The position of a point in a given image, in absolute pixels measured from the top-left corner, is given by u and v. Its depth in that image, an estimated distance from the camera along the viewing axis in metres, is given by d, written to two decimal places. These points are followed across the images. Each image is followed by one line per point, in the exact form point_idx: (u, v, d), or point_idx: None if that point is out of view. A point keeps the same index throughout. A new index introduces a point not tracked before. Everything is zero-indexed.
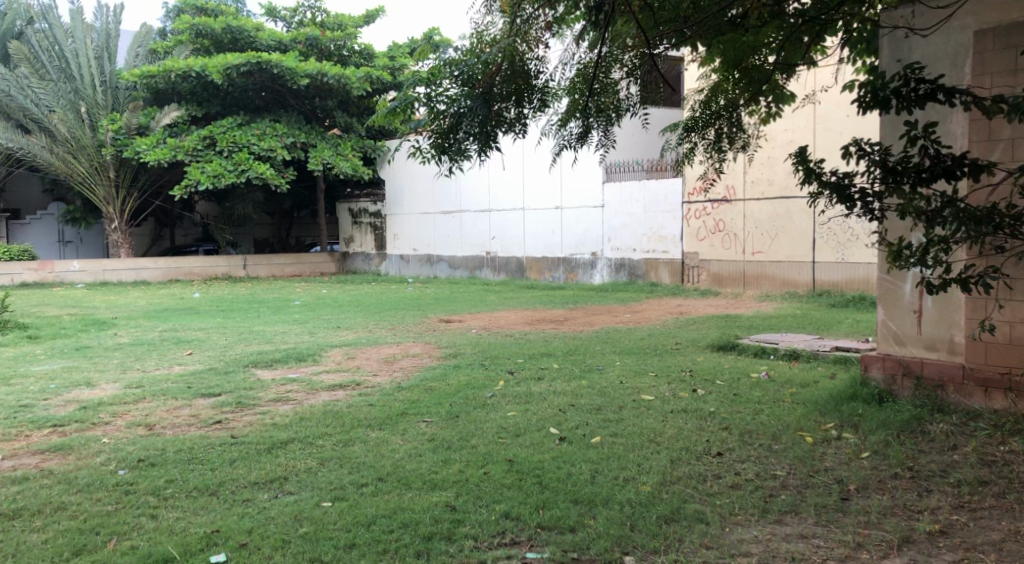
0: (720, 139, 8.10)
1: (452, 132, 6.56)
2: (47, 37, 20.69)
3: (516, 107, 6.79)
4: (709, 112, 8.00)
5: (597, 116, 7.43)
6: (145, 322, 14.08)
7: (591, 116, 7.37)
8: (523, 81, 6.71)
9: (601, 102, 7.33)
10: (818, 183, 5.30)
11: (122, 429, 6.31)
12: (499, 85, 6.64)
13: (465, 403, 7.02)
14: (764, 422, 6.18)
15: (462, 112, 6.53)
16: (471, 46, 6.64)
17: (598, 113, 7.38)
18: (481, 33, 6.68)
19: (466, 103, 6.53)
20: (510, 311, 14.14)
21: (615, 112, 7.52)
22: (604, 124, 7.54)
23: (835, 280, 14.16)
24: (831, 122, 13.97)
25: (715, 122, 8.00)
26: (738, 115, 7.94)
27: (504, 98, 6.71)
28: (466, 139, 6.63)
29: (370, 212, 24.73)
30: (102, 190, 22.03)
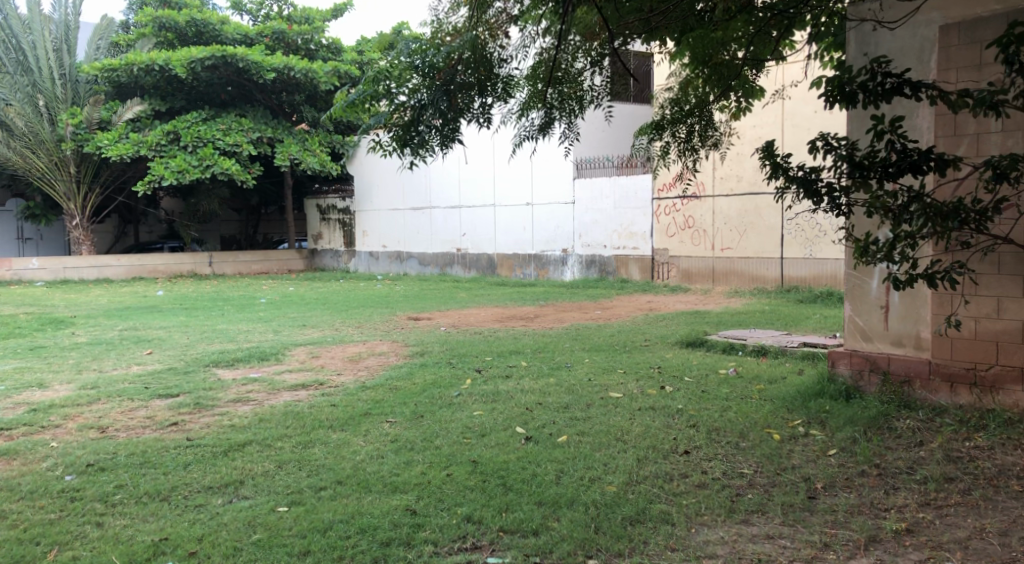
0: (691, 137, 8.00)
1: (416, 123, 6.62)
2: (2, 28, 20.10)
3: (477, 98, 6.74)
4: (680, 112, 7.87)
5: (560, 107, 7.34)
6: (104, 320, 13.81)
7: (553, 108, 7.29)
8: (485, 73, 6.61)
9: (563, 93, 7.24)
10: (784, 178, 5.26)
11: (73, 432, 6.17)
12: (459, 73, 6.52)
13: (430, 402, 6.90)
14: (731, 419, 6.12)
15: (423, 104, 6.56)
16: (429, 37, 6.52)
17: (560, 105, 7.31)
18: (438, 26, 6.55)
19: (425, 96, 6.52)
20: (479, 308, 14.03)
21: (578, 103, 7.44)
22: (567, 117, 7.45)
23: (803, 276, 14.19)
24: (799, 118, 14.01)
25: (686, 120, 7.88)
26: (708, 113, 7.86)
27: (464, 89, 6.62)
28: (427, 132, 6.69)
29: (338, 209, 24.47)
30: (62, 186, 21.60)
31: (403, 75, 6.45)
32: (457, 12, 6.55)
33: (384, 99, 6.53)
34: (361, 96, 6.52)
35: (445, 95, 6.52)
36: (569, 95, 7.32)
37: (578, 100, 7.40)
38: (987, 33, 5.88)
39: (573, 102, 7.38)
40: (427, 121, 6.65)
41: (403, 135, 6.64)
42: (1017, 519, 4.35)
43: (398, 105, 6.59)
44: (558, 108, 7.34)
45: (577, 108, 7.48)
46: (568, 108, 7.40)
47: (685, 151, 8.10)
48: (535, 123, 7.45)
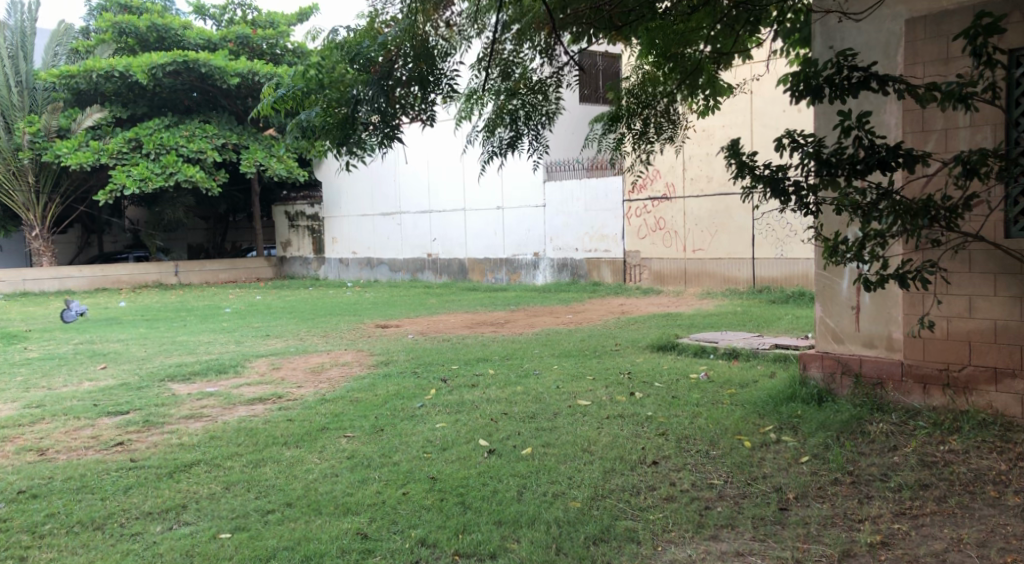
0: (646, 128, 7.72)
1: (352, 122, 6.13)
2: None
3: (420, 96, 6.44)
4: (636, 102, 7.59)
5: (526, 121, 7.10)
6: (61, 334, 13.48)
7: (518, 123, 7.08)
8: (426, 66, 6.31)
9: (524, 101, 7.00)
10: (751, 176, 5.08)
11: (11, 455, 6.04)
12: (399, 68, 6.27)
13: (392, 414, 6.65)
14: (701, 426, 5.91)
15: (357, 98, 6.11)
16: (367, 24, 6.31)
17: (525, 117, 7.07)
18: (375, 17, 6.35)
19: (363, 91, 6.10)
20: (449, 314, 13.81)
21: (546, 116, 7.16)
22: (534, 130, 7.17)
23: (774, 276, 14.06)
24: (767, 117, 13.88)
25: (641, 110, 7.61)
26: (666, 105, 7.62)
27: (406, 84, 6.34)
28: (365, 130, 6.27)
29: (307, 215, 24.08)
30: (21, 197, 21.16)
31: (340, 76, 6.12)
32: (397, 3, 6.36)
33: (317, 91, 6.15)
34: (291, 93, 6.17)
35: (382, 89, 6.15)
36: (531, 104, 7.03)
37: (540, 106, 7.08)
38: (953, 26, 5.72)
39: (536, 111, 7.08)
40: (363, 114, 6.15)
41: (336, 126, 6.12)
42: (995, 528, 4.18)
43: (331, 94, 6.12)
44: (522, 119, 7.08)
45: (545, 121, 7.21)
46: (533, 118, 7.12)
47: (639, 143, 7.82)
48: (502, 139, 7.19)
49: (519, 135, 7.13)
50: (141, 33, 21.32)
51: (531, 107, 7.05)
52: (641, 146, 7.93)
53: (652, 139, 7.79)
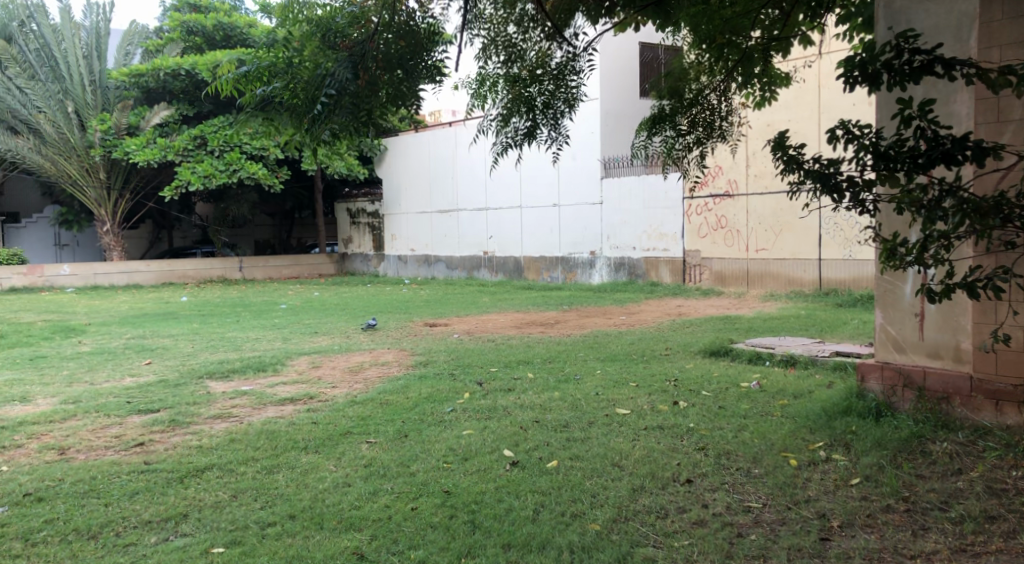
0: (694, 127, 7.24)
1: (316, 98, 5.66)
2: (38, 38, 20.19)
3: (403, 82, 6.08)
4: (682, 101, 7.16)
5: (545, 112, 6.52)
6: (117, 328, 13.61)
7: (536, 113, 6.48)
8: (406, 44, 5.96)
9: (542, 89, 6.41)
10: (798, 172, 4.64)
11: (32, 454, 5.94)
12: (377, 44, 5.83)
13: (419, 419, 6.35)
14: (745, 441, 5.46)
15: (325, 75, 5.65)
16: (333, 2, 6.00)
17: (543, 107, 6.46)
18: None
19: (329, 67, 5.65)
20: (500, 313, 13.49)
21: (564, 104, 6.55)
22: (552, 119, 6.57)
23: (841, 278, 13.40)
24: (836, 111, 13.22)
25: (686, 108, 7.17)
26: (714, 101, 7.17)
27: (379, 63, 5.84)
28: (327, 108, 5.64)
29: (368, 212, 24.01)
30: (92, 193, 21.55)
31: (314, 58, 5.82)
32: None
33: (282, 71, 5.85)
34: (254, 71, 5.83)
35: (352, 65, 5.68)
36: (545, 90, 6.43)
37: (558, 93, 6.46)
38: None
39: (555, 98, 6.47)
40: (324, 89, 5.57)
41: (300, 105, 5.75)
42: None
43: (295, 73, 5.79)
44: (540, 108, 6.48)
45: (565, 109, 6.60)
46: (552, 106, 6.51)
47: (689, 145, 7.33)
48: (518, 130, 6.63)
49: (536, 125, 6.54)
50: (207, 32, 21.83)
51: (551, 94, 6.45)
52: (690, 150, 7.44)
53: (703, 140, 7.29)
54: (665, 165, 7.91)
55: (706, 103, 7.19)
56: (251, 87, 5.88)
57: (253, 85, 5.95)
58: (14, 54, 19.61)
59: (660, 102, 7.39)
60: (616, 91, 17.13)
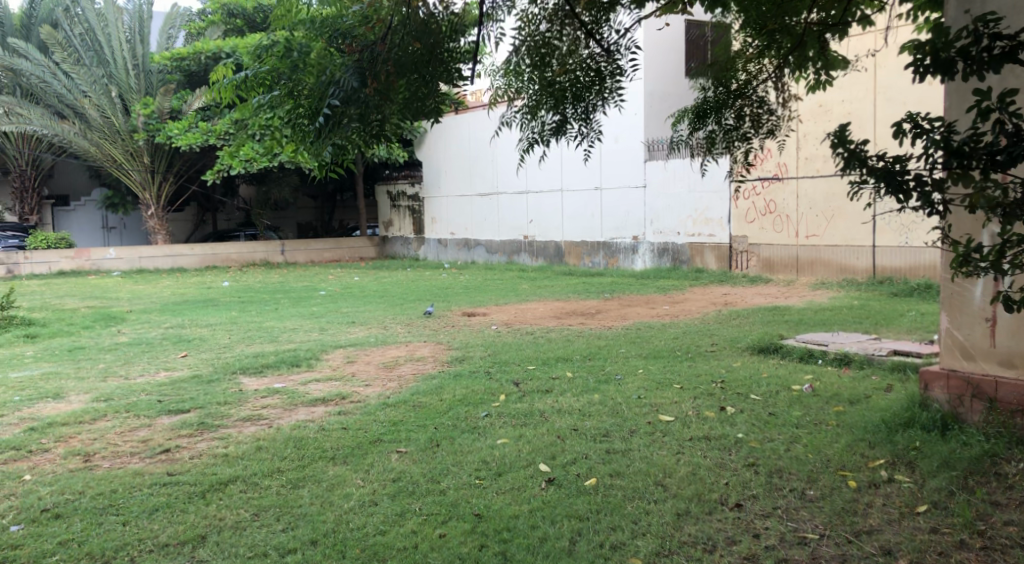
0: (740, 122, 6.90)
1: (319, 108, 5.19)
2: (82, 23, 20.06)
3: (421, 85, 5.54)
4: (728, 91, 6.78)
5: (573, 103, 6.09)
6: (157, 316, 13.52)
7: (566, 107, 6.06)
8: (420, 46, 5.48)
9: (574, 80, 6.03)
10: (862, 170, 4.25)
11: (57, 460, 5.77)
12: (387, 47, 5.38)
13: (453, 425, 6.07)
14: (799, 457, 5.11)
15: (329, 83, 5.14)
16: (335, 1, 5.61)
17: (573, 99, 6.05)
18: None
19: (336, 76, 5.12)
20: (540, 302, 13.13)
21: (597, 97, 6.14)
22: (583, 114, 6.14)
23: (897, 266, 12.85)
24: (894, 91, 12.64)
25: (732, 101, 6.81)
26: (760, 92, 6.81)
27: (389, 67, 5.33)
28: (334, 127, 5.14)
29: (408, 195, 23.77)
30: (137, 176, 21.62)
31: (320, 63, 5.29)
32: None
33: (287, 76, 5.35)
34: (253, 75, 5.42)
35: (358, 71, 5.16)
36: (578, 82, 6.05)
37: (591, 86, 6.07)
38: None
39: (587, 91, 6.07)
40: (327, 99, 5.07)
41: (299, 113, 5.28)
42: None
43: (300, 80, 5.31)
44: (570, 100, 6.06)
45: (599, 103, 6.20)
46: (584, 99, 6.09)
47: (734, 140, 6.98)
48: (546, 125, 6.21)
49: (566, 119, 6.13)
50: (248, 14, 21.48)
51: (582, 86, 6.05)
52: (734, 143, 7.07)
53: (749, 135, 6.95)
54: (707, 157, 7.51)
55: (753, 95, 6.83)
56: (253, 92, 5.57)
57: (254, 90, 5.59)
58: (60, 39, 19.31)
59: (704, 92, 7.02)
60: (660, 71, 16.59)
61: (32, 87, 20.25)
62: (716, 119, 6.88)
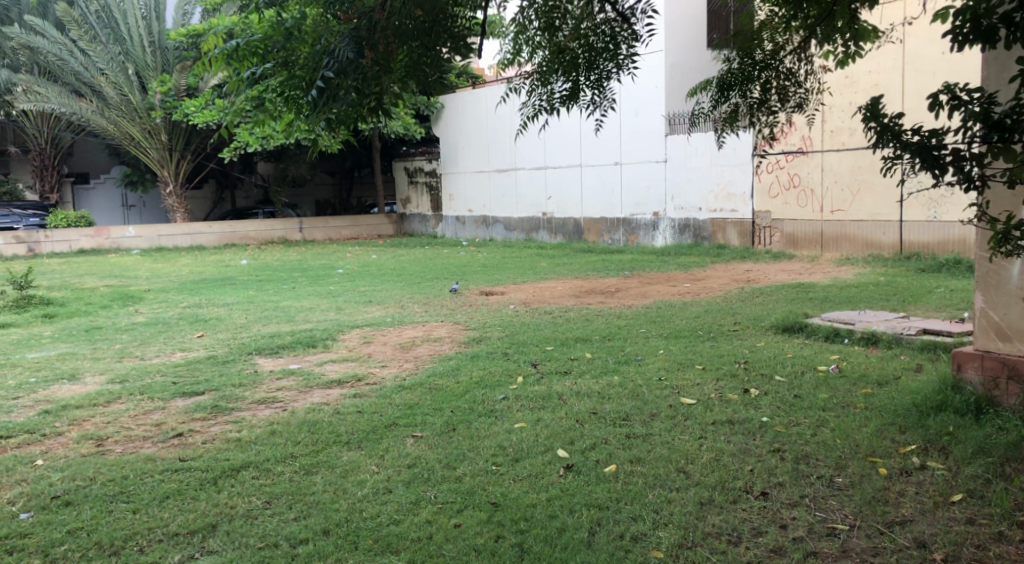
0: (767, 94, 6.66)
1: (314, 79, 5.03)
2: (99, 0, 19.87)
3: (422, 54, 5.15)
4: (752, 62, 6.55)
5: (586, 70, 5.92)
6: (175, 296, 13.42)
7: (579, 73, 5.89)
8: (424, 12, 5.05)
9: (588, 46, 5.84)
10: (896, 144, 4.09)
11: (70, 444, 5.67)
12: (386, 14, 5.07)
13: (470, 409, 5.94)
14: (826, 442, 4.94)
15: (324, 52, 5.02)
16: None
17: (587, 66, 5.89)
18: None
19: (334, 44, 4.98)
20: (559, 279, 12.94)
21: (610, 64, 5.95)
22: (595, 82, 5.98)
23: (925, 241, 12.57)
24: (924, 62, 12.33)
25: (758, 73, 6.56)
26: (788, 63, 6.55)
27: (386, 36, 5.05)
28: (325, 96, 4.90)
29: (425, 171, 23.59)
30: (155, 154, 21.60)
31: (316, 30, 5.24)
32: None
33: (282, 44, 5.26)
34: (246, 44, 5.37)
35: (353, 40, 5.00)
36: (592, 48, 5.86)
37: (599, 52, 5.88)
38: None
39: (600, 57, 5.89)
40: (321, 71, 4.88)
41: (293, 83, 5.21)
42: None
43: (294, 49, 5.26)
44: (583, 68, 5.89)
45: (612, 70, 6.01)
46: (597, 65, 5.93)
47: (758, 113, 6.77)
48: (556, 92, 6.09)
49: (578, 86, 5.98)
50: None
51: (596, 52, 5.87)
52: (759, 114, 6.87)
53: (774, 108, 6.74)
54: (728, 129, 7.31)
55: (781, 65, 6.56)
56: (244, 62, 5.47)
57: (247, 61, 5.50)
58: (76, 17, 19.19)
59: (728, 63, 6.79)
60: (681, 43, 16.24)
61: (50, 66, 20.17)
62: (741, 92, 6.68)
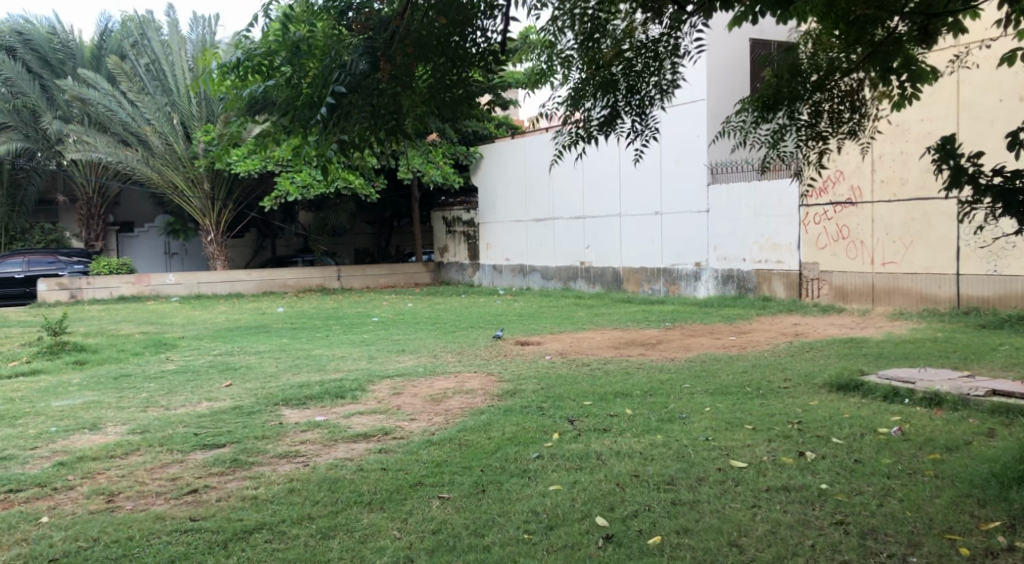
0: (817, 118, 6.43)
1: (323, 96, 5.00)
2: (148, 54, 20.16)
3: (448, 71, 5.37)
4: (807, 84, 6.25)
5: (624, 96, 6.22)
6: (208, 343, 13.22)
7: (617, 96, 6.19)
8: (446, 22, 5.21)
9: (628, 67, 6.17)
10: (975, 188, 3.91)
11: (79, 499, 5.35)
12: (407, 25, 5.21)
13: (501, 468, 5.53)
14: (895, 515, 4.51)
15: (336, 67, 4.98)
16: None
17: (627, 89, 6.18)
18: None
19: (357, 67, 4.92)
20: (598, 330, 12.51)
21: (657, 91, 6.30)
22: (637, 106, 6.25)
23: (985, 295, 11.97)
24: (979, 109, 11.91)
25: (808, 94, 6.29)
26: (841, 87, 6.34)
27: (407, 47, 5.17)
28: (333, 112, 4.96)
29: (463, 220, 23.42)
30: (197, 202, 21.69)
31: (325, 46, 5.27)
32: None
33: (286, 60, 5.28)
34: (246, 61, 5.28)
35: (367, 52, 5.04)
36: (633, 70, 6.17)
37: (641, 76, 6.17)
38: None
39: (642, 80, 6.19)
40: (334, 82, 4.86)
41: (299, 103, 5.06)
42: None
43: (303, 63, 5.28)
44: (623, 91, 6.19)
45: (654, 95, 6.31)
46: (638, 89, 6.22)
47: (807, 137, 6.52)
48: (592, 119, 6.31)
49: (616, 110, 6.23)
50: None
51: (636, 75, 6.17)
52: (811, 144, 6.64)
53: (824, 133, 6.50)
54: (766, 163, 7.10)
55: (834, 90, 6.34)
56: (245, 79, 5.37)
57: (248, 80, 5.42)
58: (126, 69, 19.42)
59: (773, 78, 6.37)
60: (723, 91, 15.96)
61: (98, 116, 20.38)
62: (789, 112, 6.38)
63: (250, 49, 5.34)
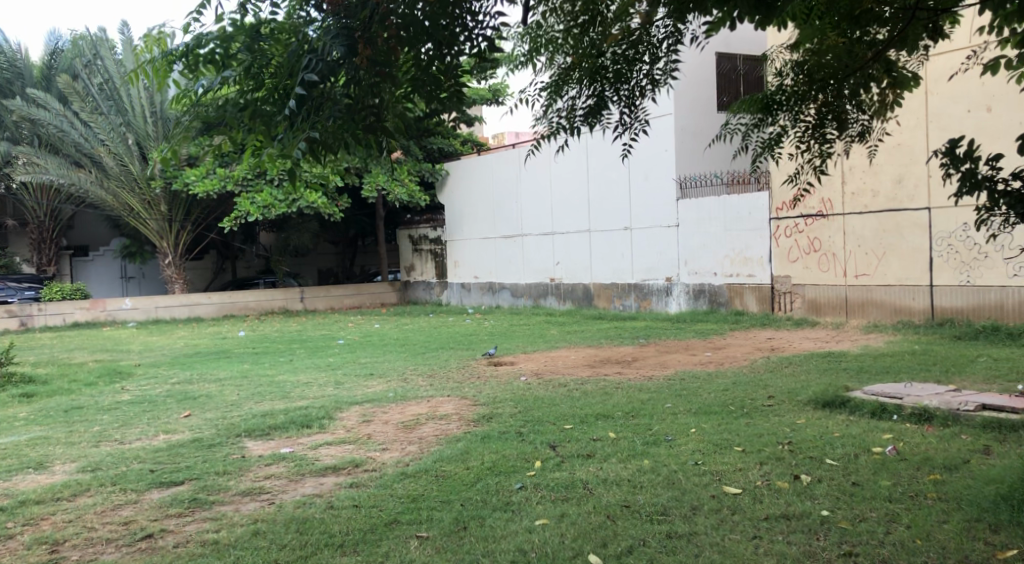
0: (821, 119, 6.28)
1: (292, 86, 4.74)
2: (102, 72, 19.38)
3: (434, 56, 4.92)
4: (812, 83, 6.11)
5: (612, 88, 6.14)
6: (167, 371, 12.68)
7: (606, 85, 6.09)
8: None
9: (621, 54, 6.02)
10: (989, 195, 4.05)
11: (19, 550, 4.91)
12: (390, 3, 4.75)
13: (482, 502, 5.18)
14: (906, 544, 4.30)
15: (304, 54, 4.69)
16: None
17: (616, 79, 6.08)
18: None
19: (331, 53, 4.60)
20: (572, 349, 12.20)
21: (649, 82, 6.21)
22: (625, 98, 6.20)
23: (959, 307, 11.87)
24: (948, 120, 11.86)
25: (814, 92, 6.17)
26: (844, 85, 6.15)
27: (388, 29, 4.76)
28: (301, 107, 4.71)
29: (430, 239, 23.04)
30: (155, 224, 21.01)
31: (289, 36, 4.96)
32: None
33: (244, 48, 4.93)
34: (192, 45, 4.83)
35: (342, 37, 4.64)
36: (624, 55, 6.04)
37: (631, 64, 6.05)
38: None
39: (630, 68, 6.08)
40: (305, 72, 4.56)
41: (266, 96, 4.85)
42: None
43: (265, 50, 4.97)
44: (612, 80, 6.09)
45: (646, 86, 6.22)
46: (628, 80, 6.14)
47: (807, 138, 6.44)
48: (577, 108, 6.27)
49: (603, 99, 6.16)
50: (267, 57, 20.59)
51: (625, 62, 6.04)
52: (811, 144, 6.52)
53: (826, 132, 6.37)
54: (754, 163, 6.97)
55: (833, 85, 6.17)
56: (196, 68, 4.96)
57: (198, 67, 5.00)
58: (77, 89, 18.69)
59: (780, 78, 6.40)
60: (690, 103, 15.82)
61: (49, 137, 19.76)
62: (793, 114, 6.31)
63: (204, 33, 4.89)
